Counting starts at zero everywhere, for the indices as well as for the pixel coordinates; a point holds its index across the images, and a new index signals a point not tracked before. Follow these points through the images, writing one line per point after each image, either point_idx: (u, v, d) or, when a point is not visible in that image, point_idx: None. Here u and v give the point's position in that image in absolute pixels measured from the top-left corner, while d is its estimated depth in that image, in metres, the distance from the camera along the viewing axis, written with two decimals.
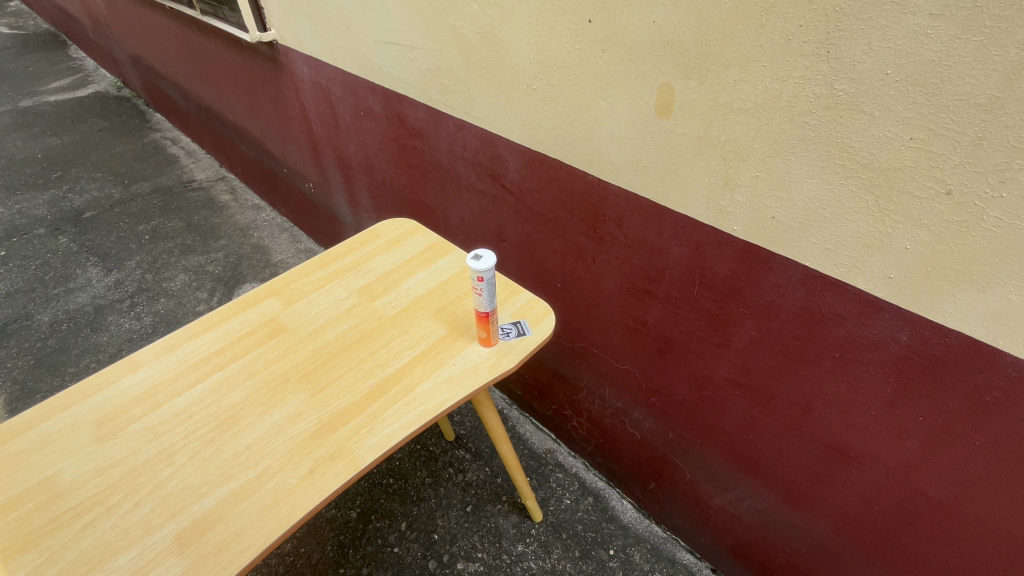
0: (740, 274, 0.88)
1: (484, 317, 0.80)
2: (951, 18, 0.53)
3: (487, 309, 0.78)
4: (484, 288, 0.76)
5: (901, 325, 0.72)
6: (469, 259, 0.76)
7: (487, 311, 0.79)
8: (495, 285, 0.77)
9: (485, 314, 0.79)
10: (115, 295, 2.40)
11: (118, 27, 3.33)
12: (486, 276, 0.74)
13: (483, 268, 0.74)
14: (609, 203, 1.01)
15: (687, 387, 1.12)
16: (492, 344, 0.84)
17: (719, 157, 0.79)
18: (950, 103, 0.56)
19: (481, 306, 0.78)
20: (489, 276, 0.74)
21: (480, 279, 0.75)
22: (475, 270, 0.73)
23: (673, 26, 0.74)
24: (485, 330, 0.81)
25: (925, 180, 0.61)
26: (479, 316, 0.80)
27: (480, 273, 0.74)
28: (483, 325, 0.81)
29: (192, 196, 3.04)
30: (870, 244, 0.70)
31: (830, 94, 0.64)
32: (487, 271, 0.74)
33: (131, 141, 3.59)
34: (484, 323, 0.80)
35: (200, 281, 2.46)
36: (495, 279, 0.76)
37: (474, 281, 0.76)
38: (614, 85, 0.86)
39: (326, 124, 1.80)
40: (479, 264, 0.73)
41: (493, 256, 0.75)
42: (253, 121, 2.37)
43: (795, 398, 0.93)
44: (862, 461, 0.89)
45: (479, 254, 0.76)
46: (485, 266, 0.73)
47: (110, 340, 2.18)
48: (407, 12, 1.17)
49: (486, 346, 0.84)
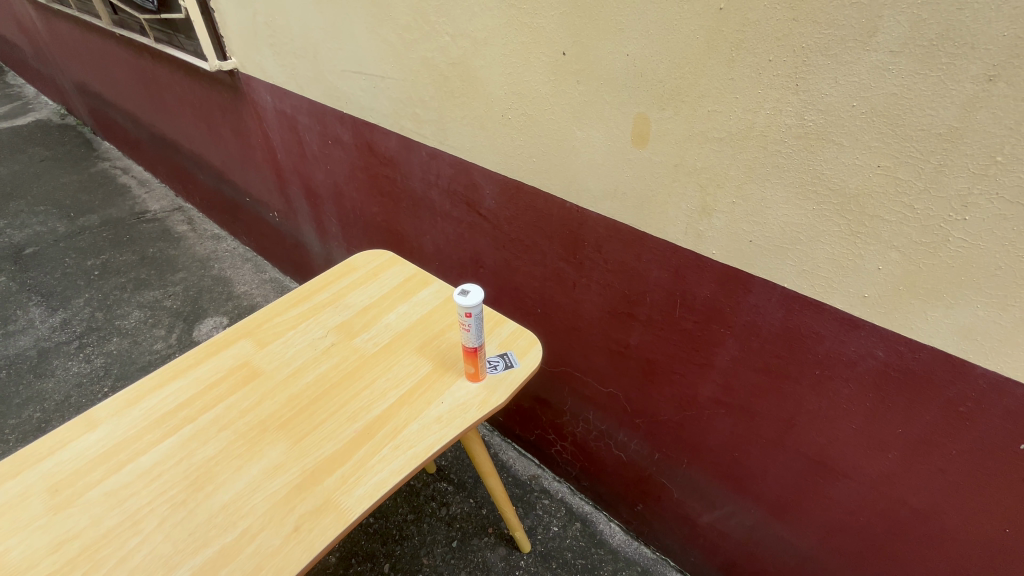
0: (719, 296, 0.89)
1: (471, 352, 0.78)
2: (910, 55, 0.56)
3: (473, 344, 0.76)
4: (470, 323, 0.74)
5: (877, 342, 0.75)
6: (456, 294, 0.74)
7: (473, 346, 0.77)
8: (482, 321, 0.75)
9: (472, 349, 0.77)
10: (61, 337, 2.24)
11: (62, 54, 3.18)
12: (473, 311, 0.72)
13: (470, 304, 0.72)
14: (587, 229, 1.01)
15: (672, 407, 1.13)
16: (480, 378, 0.81)
17: (696, 184, 0.81)
18: (914, 133, 0.59)
19: (469, 340, 0.76)
20: (476, 312, 0.73)
21: (467, 314, 0.73)
22: (461, 305, 0.72)
23: (646, 59, 0.75)
24: (474, 364, 0.79)
25: (894, 205, 0.64)
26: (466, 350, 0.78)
27: (466, 309, 0.72)
28: (470, 359, 0.79)
29: (146, 228, 2.90)
30: (844, 266, 0.72)
31: (800, 123, 0.66)
32: (474, 307, 0.72)
33: (76, 172, 3.40)
34: (472, 358, 0.78)
35: (156, 317, 2.33)
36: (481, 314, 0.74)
37: (460, 316, 0.74)
38: (590, 115, 0.87)
39: (291, 153, 1.76)
40: (466, 300, 0.72)
41: (480, 290, 0.74)
42: (212, 150, 2.29)
43: (778, 415, 0.94)
44: (845, 473, 0.91)
45: (466, 289, 0.74)
46: (473, 302, 0.72)
47: (56, 386, 2.02)
48: (377, 42, 1.16)
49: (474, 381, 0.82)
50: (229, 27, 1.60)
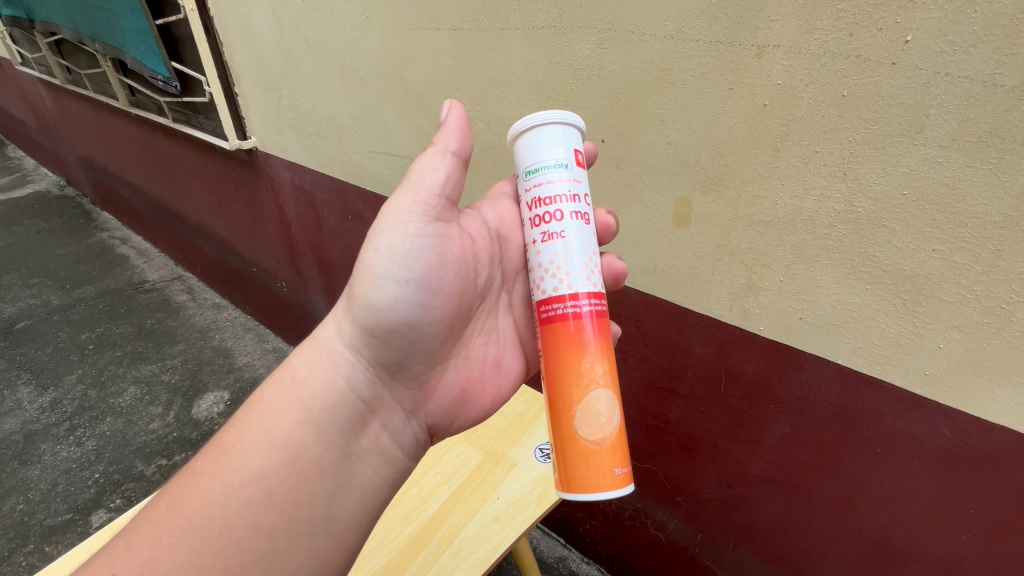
0: (768, 372, 0.88)
1: (575, 313, 0.64)
2: (960, 149, 0.59)
3: (570, 291, 0.64)
4: (573, 216, 0.65)
5: (942, 420, 0.73)
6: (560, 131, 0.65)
7: (564, 293, 0.64)
8: (580, 236, 0.65)
9: (566, 304, 0.64)
10: (50, 418, 2.14)
11: (70, 131, 3.27)
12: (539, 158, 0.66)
13: (526, 139, 0.66)
14: (625, 303, 1.01)
15: (716, 486, 1.09)
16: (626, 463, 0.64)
17: (741, 264, 0.82)
18: (969, 220, 0.61)
19: (569, 275, 0.64)
20: (553, 171, 0.64)
21: (519, 163, 0.68)
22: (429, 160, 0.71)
23: (687, 147, 0.79)
24: (619, 403, 0.66)
25: (952, 287, 0.65)
26: (544, 299, 0.66)
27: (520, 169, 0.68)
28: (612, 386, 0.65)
29: (143, 298, 2.85)
30: (903, 344, 0.72)
31: (850, 209, 0.68)
32: (540, 150, 0.65)
33: (74, 242, 3.40)
34: (615, 379, 0.66)
35: (153, 393, 2.23)
36: (576, 161, 0.66)
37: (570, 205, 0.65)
38: (629, 197, 0.90)
39: (306, 227, 1.78)
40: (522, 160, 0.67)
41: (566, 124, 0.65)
42: (219, 221, 2.30)
43: (837, 494, 0.90)
44: (913, 556, 0.86)
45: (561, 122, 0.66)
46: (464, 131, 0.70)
47: (43, 474, 1.91)
48: (406, 126, 1.20)
49: (593, 440, 0.63)
50: (252, 110, 1.66)
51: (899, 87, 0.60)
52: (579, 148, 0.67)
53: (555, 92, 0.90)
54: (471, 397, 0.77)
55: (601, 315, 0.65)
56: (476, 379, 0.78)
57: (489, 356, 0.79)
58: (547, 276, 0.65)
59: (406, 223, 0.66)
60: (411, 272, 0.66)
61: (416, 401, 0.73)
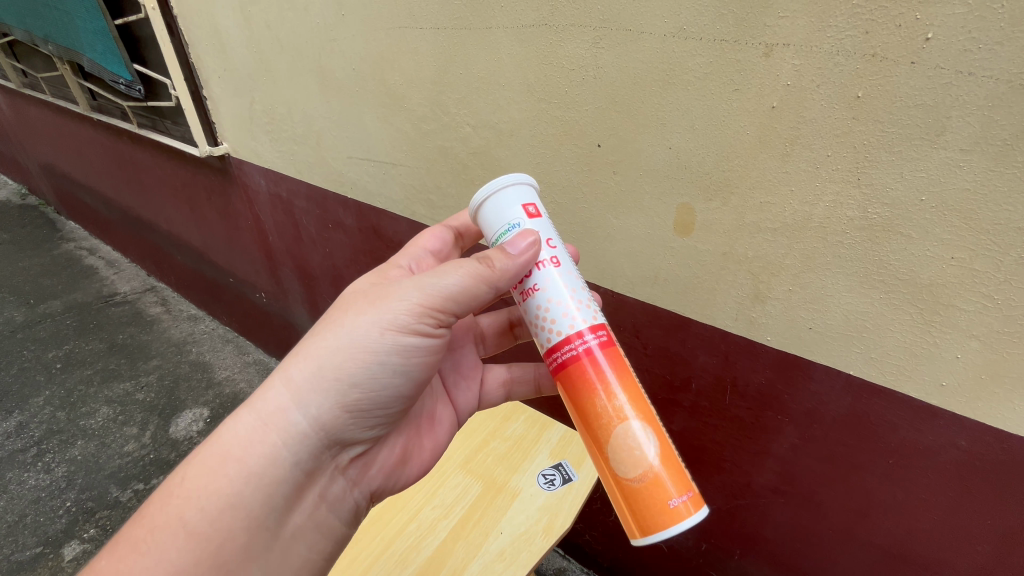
0: (775, 383, 0.85)
1: (575, 352, 0.61)
2: (982, 153, 0.56)
3: (562, 336, 0.62)
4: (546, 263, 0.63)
5: (959, 431, 0.71)
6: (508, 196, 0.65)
7: (557, 340, 0.62)
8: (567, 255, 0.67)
9: (573, 343, 0.61)
10: (16, 444, 2.02)
11: (30, 138, 3.11)
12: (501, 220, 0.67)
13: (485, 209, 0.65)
14: (624, 313, 0.97)
15: (721, 496, 1.05)
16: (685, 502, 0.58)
17: (747, 272, 0.78)
18: (990, 227, 0.58)
19: (555, 323, 0.62)
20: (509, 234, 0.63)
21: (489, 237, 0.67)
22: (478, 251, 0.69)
23: (691, 152, 0.74)
24: (650, 425, 0.61)
25: (972, 295, 0.62)
26: (547, 346, 0.63)
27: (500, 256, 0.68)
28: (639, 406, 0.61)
29: (114, 311, 2.72)
30: (919, 354, 0.69)
31: (864, 216, 0.65)
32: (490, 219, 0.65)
33: (39, 254, 3.24)
34: (642, 405, 0.61)
35: (127, 413, 2.13)
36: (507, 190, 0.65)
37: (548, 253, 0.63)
38: (627, 205, 0.85)
39: (284, 236, 1.70)
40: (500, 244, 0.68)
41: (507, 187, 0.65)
42: (192, 230, 2.20)
43: (847, 505, 0.88)
44: (926, 566, 0.84)
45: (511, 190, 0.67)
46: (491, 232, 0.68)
47: (10, 504, 1.80)
48: (387, 131, 1.14)
49: (634, 478, 0.59)
50: (222, 114, 1.58)
51: (919, 88, 0.56)
52: (532, 202, 0.65)
53: (547, 94, 0.85)
54: (410, 456, 0.79)
55: (607, 343, 0.62)
56: (415, 436, 0.80)
57: (428, 410, 0.82)
58: (540, 328, 0.64)
59: (420, 320, 0.65)
60: (408, 361, 0.67)
61: (357, 468, 0.73)
